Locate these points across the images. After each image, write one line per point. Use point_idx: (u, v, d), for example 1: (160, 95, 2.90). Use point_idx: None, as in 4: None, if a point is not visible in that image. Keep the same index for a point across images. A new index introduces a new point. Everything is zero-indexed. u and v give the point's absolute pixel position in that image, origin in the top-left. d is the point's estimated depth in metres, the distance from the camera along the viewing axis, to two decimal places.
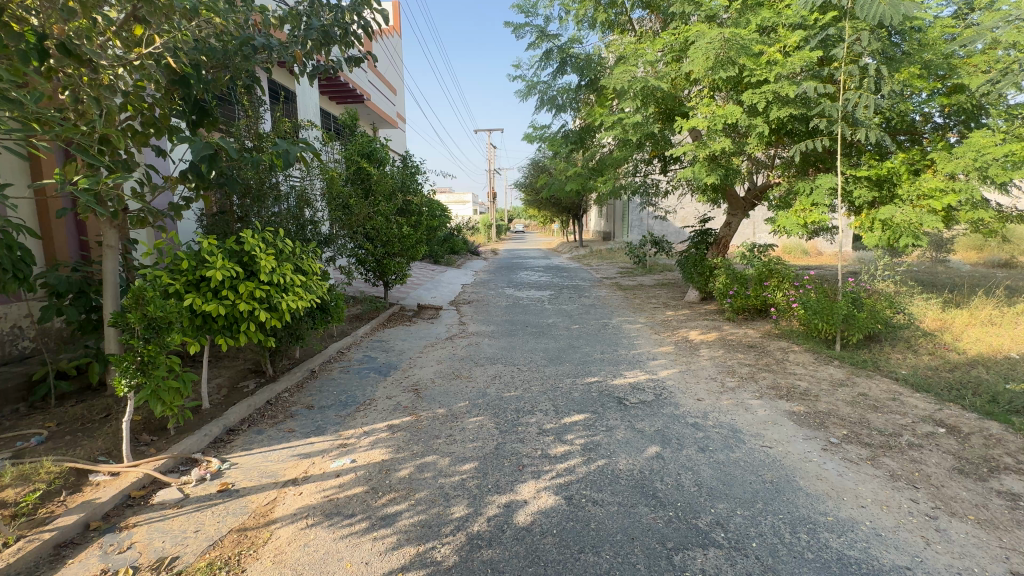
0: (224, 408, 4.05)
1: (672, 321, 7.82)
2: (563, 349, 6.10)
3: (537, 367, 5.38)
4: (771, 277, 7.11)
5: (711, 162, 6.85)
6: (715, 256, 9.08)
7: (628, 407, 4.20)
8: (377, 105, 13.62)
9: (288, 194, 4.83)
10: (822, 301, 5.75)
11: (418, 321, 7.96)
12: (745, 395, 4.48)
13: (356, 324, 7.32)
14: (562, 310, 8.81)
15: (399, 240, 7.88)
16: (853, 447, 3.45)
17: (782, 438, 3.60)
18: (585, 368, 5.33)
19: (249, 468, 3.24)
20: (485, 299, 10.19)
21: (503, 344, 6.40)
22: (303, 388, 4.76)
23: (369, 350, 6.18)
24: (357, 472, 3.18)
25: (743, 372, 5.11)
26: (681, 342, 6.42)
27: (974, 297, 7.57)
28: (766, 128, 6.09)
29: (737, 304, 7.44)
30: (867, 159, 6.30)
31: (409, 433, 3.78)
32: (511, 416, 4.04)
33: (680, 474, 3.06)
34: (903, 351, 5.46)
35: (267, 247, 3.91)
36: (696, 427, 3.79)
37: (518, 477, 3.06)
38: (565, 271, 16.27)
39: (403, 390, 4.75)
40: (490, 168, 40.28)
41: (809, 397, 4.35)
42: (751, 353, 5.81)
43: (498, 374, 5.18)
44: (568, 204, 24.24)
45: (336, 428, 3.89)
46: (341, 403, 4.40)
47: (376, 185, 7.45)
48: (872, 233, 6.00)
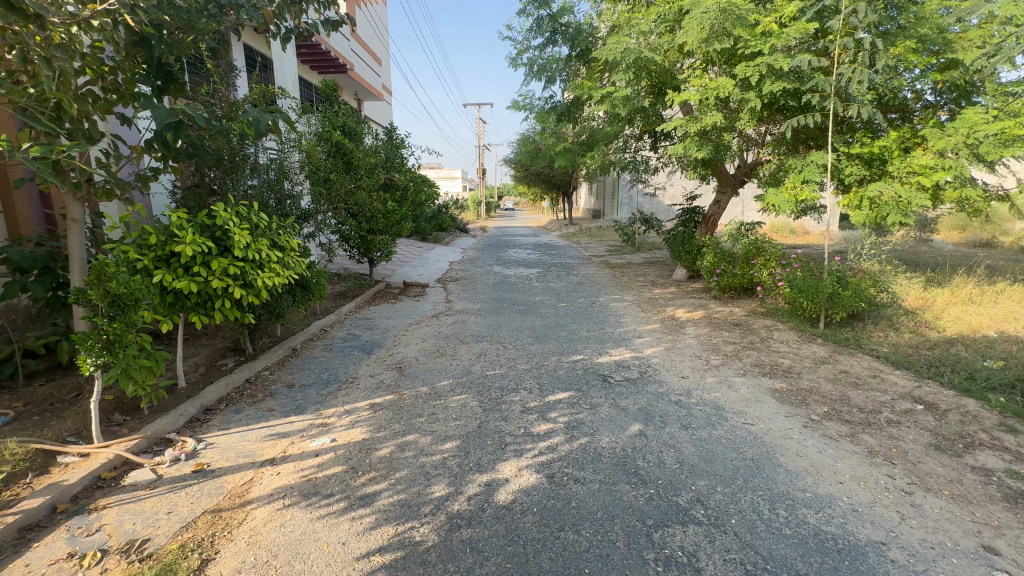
0: (201, 387, 3.96)
1: (659, 299, 7.82)
2: (549, 327, 6.06)
3: (523, 345, 5.34)
4: (759, 256, 7.12)
5: (702, 138, 6.74)
6: (703, 234, 9.07)
7: (612, 384, 4.20)
8: (361, 75, 13.21)
9: (266, 166, 4.65)
10: (808, 279, 5.77)
11: (403, 298, 7.87)
12: (729, 373, 4.50)
13: (340, 302, 7.21)
14: (550, 288, 8.76)
15: (384, 216, 7.74)
16: (833, 424, 3.47)
17: (764, 415, 3.62)
18: (570, 346, 5.30)
19: (225, 448, 3.17)
20: (473, 277, 10.09)
21: (489, 322, 6.34)
22: (283, 366, 4.66)
23: (353, 328, 6.08)
24: (337, 452, 3.13)
25: (728, 351, 5.13)
26: (668, 320, 6.44)
27: (956, 276, 7.64)
28: (758, 102, 5.97)
29: (724, 282, 7.45)
30: (859, 136, 6.25)
31: (392, 412, 3.74)
32: (495, 394, 4.01)
33: (662, 451, 3.06)
34: (885, 329, 5.51)
35: (241, 221, 3.75)
36: (680, 405, 3.79)
37: (500, 456, 3.04)
38: (554, 249, 16.21)
39: (386, 368, 4.70)
40: (480, 144, 39.63)
41: (792, 374, 4.39)
42: (736, 331, 5.83)
43: (483, 352, 5.15)
44: (558, 181, 24.02)
45: (316, 407, 3.83)
46: (323, 382, 4.33)
47: (357, 159, 7.24)
48: (860, 212, 6.00)
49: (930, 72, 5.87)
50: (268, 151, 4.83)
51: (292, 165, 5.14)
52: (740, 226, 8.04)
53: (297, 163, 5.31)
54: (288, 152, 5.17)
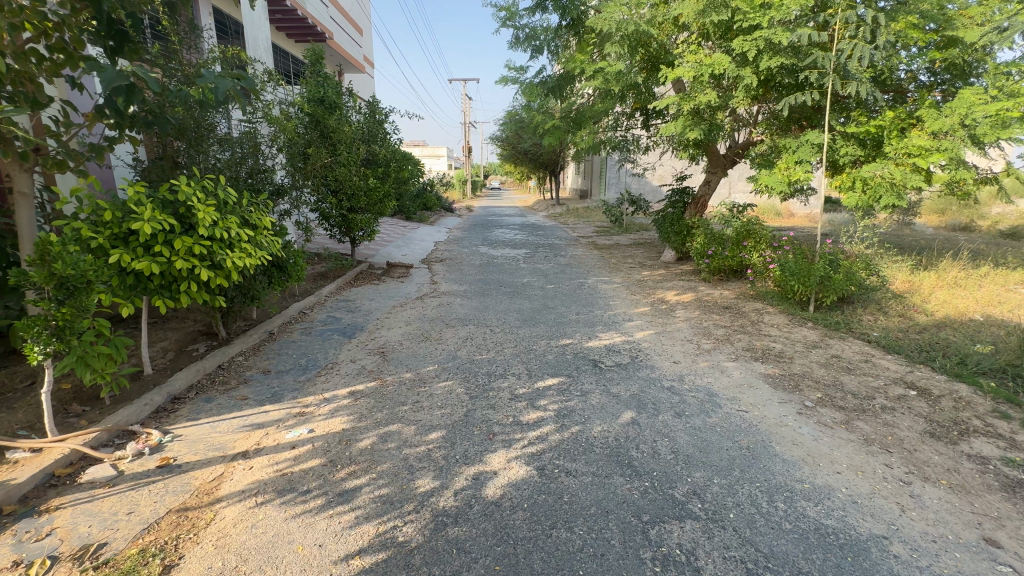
0: (169, 374, 3.73)
1: (648, 282, 7.70)
2: (537, 310, 5.90)
3: (511, 329, 5.18)
4: (749, 238, 7.06)
5: (695, 116, 6.54)
6: (693, 215, 8.95)
7: (603, 370, 4.07)
8: (341, 44, 12.62)
9: (237, 138, 4.35)
10: (800, 262, 5.68)
11: (387, 279, 7.62)
12: (721, 358, 4.40)
13: (320, 283, 6.94)
14: (537, 270, 8.59)
15: (366, 194, 7.43)
16: (827, 411, 3.41)
17: (757, 402, 3.54)
18: (559, 330, 5.16)
19: (193, 440, 2.97)
20: (460, 257, 9.85)
21: (475, 305, 6.16)
22: (259, 351, 4.44)
23: (334, 311, 5.84)
24: (315, 444, 2.95)
25: (719, 335, 5.03)
26: (657, 303, 6.33)
27: (942, 259, 7.68)
28: (754, 79, 5.78)
29: (714, 265, 7.36)
30: (856, 115, 6.12)
31: (374, 400, 3.56)
32: (482, 380, 3.86)
33: (656, 441, 2.95)
34: (874, 313, 5.48)
35: (207, 197, 3.47)
36: (673, 392, 3.68)
37: (488, 447, 2.89)
38: (541, 229, 15.98)
39: (368, 352, 4.51)
40: (466, 121, 38.80)
41: (784, 359, 4.32)
42: (726, 314, 5.75)
43: (470, 336, 4.98)
44: (545, 160, 23.64)
45: (293, 395, 3.63)
46: (301, 368, 4.12)
47: (336, 132, 6.91)
48: (854, 194, 5.90)
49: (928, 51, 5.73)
50: (237, 121, 4.50)
51: (266, 136, 4.82)
52: (731, 207, 7.93)
53: (271, 134, 4.99)
54: (260, 122, 4.83)
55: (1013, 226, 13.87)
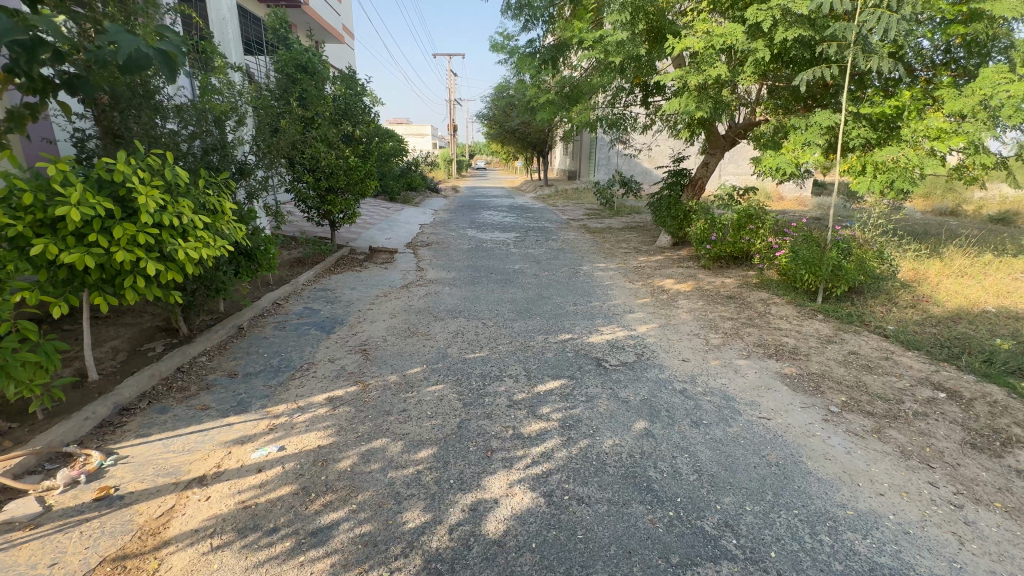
0: (118, 380, 3.26)
1: (646, 269, 7.35)
2: (531, 300, 5.51)
3: (504, 322, 4.79)
4: (753, 223, 6.86)
5: (700, 92, 6.10)
6: (690, 199, 8.63)
7: (608, 370, 3.72)
8: (317, 10, 11.77)
9: (196, 105, 3.85)
10: (811, 250, 5.35)
11: (369, 266, 7.12)
12: (732, 355, 4.09)
13: (297, 270, 6.43)
14: (529, 255, 8.17)
15: (345, 173, 6.90)
16: (855, 417, 3.11)
17: (779, 407, 3.23)
18: (557, 323, 4.79)
19: (141, 463, 2.54)
20: (447, 241, 9.37)
21: (465, 295, 5.74)
22: (225, 350, 3.97)
23: (311, 301, 5.37)
24: (285, 466, 2.55)
25: (727, 329, 4.71)
26: (658, 292, 6.00)
27: (944, 247, 7.47)
28: (767, 53, 5.37)
29: (715, 251, 7.03)
30: (872, 94, 5.76)
31: (354, 408, 3.16)
32: (476, 384, 3.48)
33: (675, 458, 2.62)
34: (885, 303, 5.22)
35: (153, 176, 2.94)
36: (686, 396, 3.35)
37: (485, 468, 2.53)
38: (530, 211, 15.47)
39: (348, 351, 4.07)
40: (451, 98, 37.69)
41: (799, 356, 4.02)
42: (731, 305, 5.45)
43: (460, 331, 4.57)
44: (533, 139, 23.03)
45: (262, 403, 3.19)
46: (272, 370, 3.68)
47: (314, 104, 6.43)
48: (864, 178, 5.58)
49: (934, 27, 5.50)
50: (192, 84, 3.99)
51: (229, 102, 4.32)
52: (733, 191, 7.58)
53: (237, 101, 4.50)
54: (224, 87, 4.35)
55: (1000, 211, 13.87)
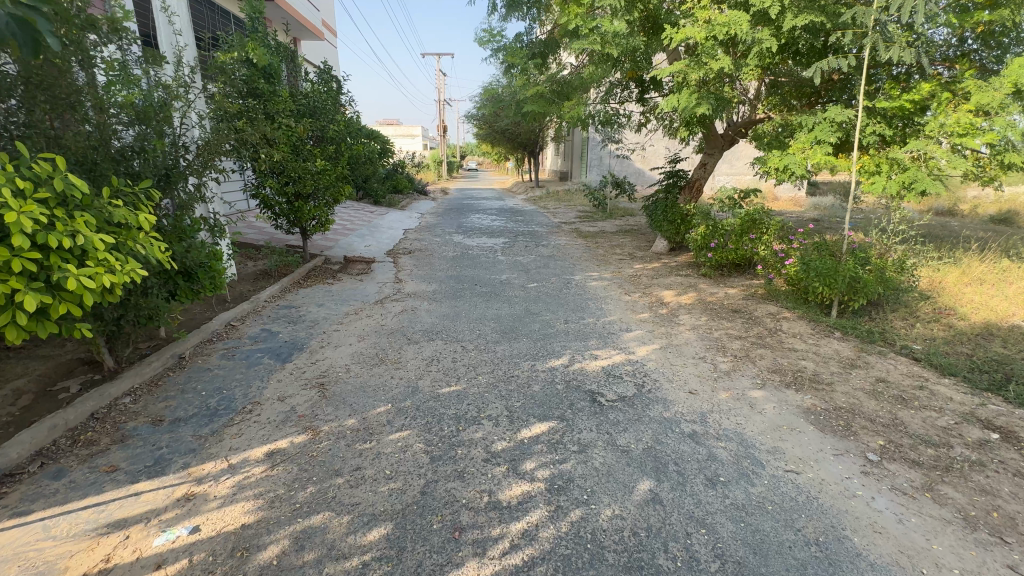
0: (11, 434, 2.68)
1: (642, 278, 6.84)
2: (518, 317, 4.97)
3: (486, 346, 4.24)
4: (756, 228, 6.39)
5: (701, 88, 5.60)
6: (688, 202, 8.15)
7: (603, 407, 3.19)
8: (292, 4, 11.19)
9: (123, 100, 3.31)
10: (825, 260, 4.87)
11: (342, 278, 6.54)
12: (745, 385, 3.57)
13: (260, 285, 5.84)
14: (516, 263, 7.64)
15: (314, 177, 6.34)
16: (899, 469, 2.60)
17: (807, 456, 2.71)
18: (545, 346, 4.25)
19: (6, 559, 1.97)
20: (430, 248, 8.82)
21: (444, 312, 5.19)
22: (157, 387, 3.40)
23: (271, 321, 4.80)
24: (193, 558, 1.99)
25: (736, 350, 4.21)
26: (657, 306, 5.49)
27: (958, 251, 7.03)
28: (774, 43, 4.90)
29: (716, 259, 6.57)
30: (887, 87, 5.29)
31: (297, 467, 2.59)
32: (448, 429, 2.93)
33: (691, 537, 2.08)
34: (907, 317, 4.74)
35: (35, 186, 2.34)
36: (696, 442, 2.82)
37: (451, 558, 1.98)
38: (521, 214, 14.95)
39: (303, 385, 3.50)
40: (440, 99, 37.14)
41: (822, 386, 3.51)
42: (738, 321, 4.94)
43: (435, 357, 4.01)
44: (524, 139, 22.53)
45: (185, 461, 2.63)
46: (208, 414, 3.10)
47: (275, 102, 5.90)
48: (879, 178, 5.14)
49: (950, 13, 4.95)
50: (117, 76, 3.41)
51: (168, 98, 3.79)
52: (734, 194, 7.11)
53: (177, 99, 3.99)
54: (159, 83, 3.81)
55: (997, 210, 13.61)
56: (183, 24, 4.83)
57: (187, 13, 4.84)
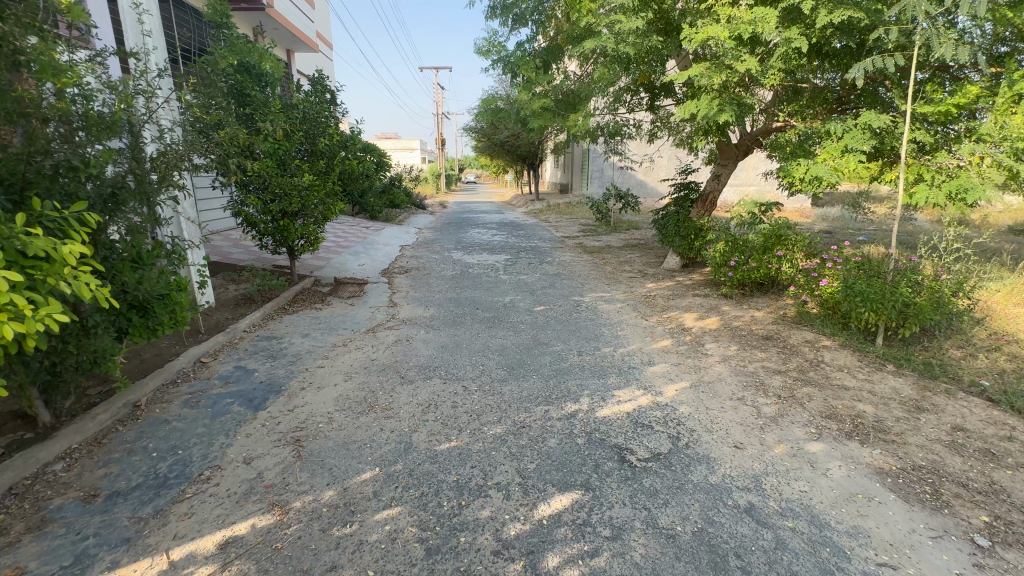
0: None
1: (658, 299, 6.31)
2: (526, 349, 4.42)
3: (490, 386, 3.69)
4: (782, 245, 5.91)
5: (723, 93, 5.15)
6: (701, 216, 7.66)
7: (636, 471, 2.63)
8: (285, 15, 10.89)
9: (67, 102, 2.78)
10: (869, 282, 4.36)
11: (332, 303, 6.00)
12: (799, 435, 3.02)
13: (240, 312, 5.29)
14: (521, 283, 7.11)
15: (301, 194, 5.85)
16: (1021, 560, 2.05)
17: (901, 541, 2.16)
18: (559, 386, 3.69)
19: None
20: (428, 267, 8.30)
21: (442, 342, 4.64)
22: (100, 447, 2.85)
23: (247, 357, 4.25)
24: None
25: (779, 389, 3.66)
26: (678, 333, 4.96)
27: (997, 266, 6.52)
28: (805, 42, 4.46)
29: (738, 278, 6.05)
30: (929, 89, 4.83)
31: (257, 565, 2.03)
32: (449, 505, 2.37)
33: None
34: (965, 346, 4.21)
35: None
36: (757, 521, 2.27)
37: None
38: (523, 228, 14.46)
39: (276, 442, 2.94)
40: (439, 113, 37.04)
41: (891, 437, 2.96)
42: (773, 350, 4.41)
43: (433, 401, 3.46)
44: (524, 152, 22.24)
45: (115, 557, 2.07)
46: (157, 484, 2.55)
47: (262, 113, 5.44)
48: (924, 188, 4.66)
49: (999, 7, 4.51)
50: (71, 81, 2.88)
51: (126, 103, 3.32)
52: (754, 207, 6.62)
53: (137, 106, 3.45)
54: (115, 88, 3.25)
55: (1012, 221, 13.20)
56: (152, 23, 4.36)
57: (158, 12, 4.38)
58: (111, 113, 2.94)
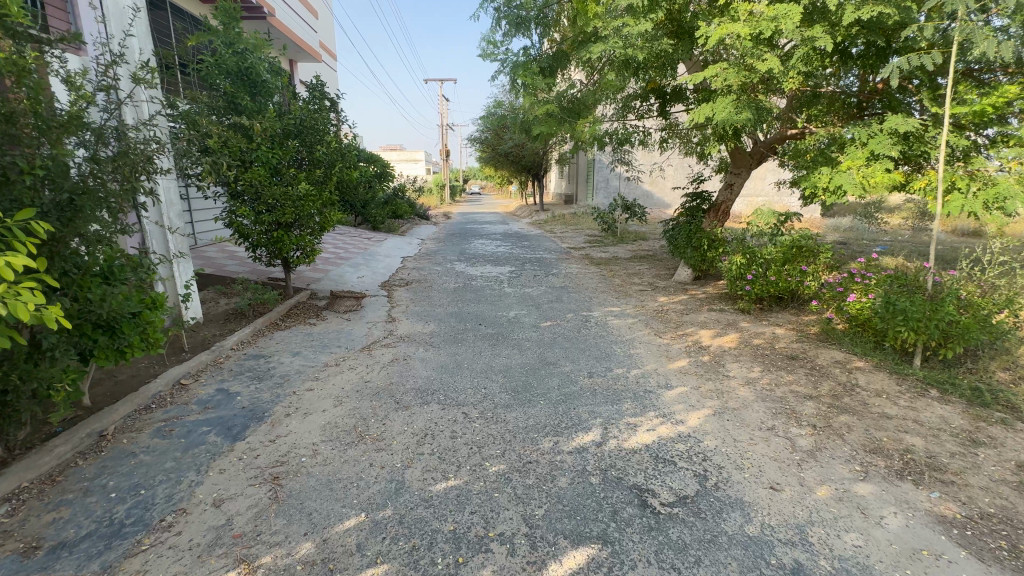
0: None
1: (671, 314, 5.97)
2: (532, 370, 4.09)
3: (493, 413, 3.35)
4: (804, 258, 5.64)
5: (741, 95, 4.86)
6: (714, 226, 7.35)
7: (660, 519, 2.28)
8: (287, 24, 10.77)
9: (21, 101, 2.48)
10: (906, 299, 4.01)
11: (327, 318, 5.70)
12: (843, 474, 2.67)
13: (229, 328, 5.00)
14: (526, 296, 6.80)
15: (295, 204, 5.58)
16: None
17: None
18: (569, 413, 3.35)
19: None
20: (430, 279, 8.02)
21: (442, 362, 4.31)
22: (56, 485, 2.54)
23: (231, 378, 3.94)
24: None
25: (814, 417, 3.30)
26: (695, 351, 4.61)
27: None
28: (829, 42, 4.18)
29: (756, 292, 5.71)
30: (963, 92, 4.51)
31: None
32: (444, 563, 2.03)
33: None
34: (1013, 368, 3.84)
35: None
36: None
37: None
38: (527, 239, 14.19)
39: (251, 480, 2.61)
40: (444, 124, 37.09)
41: (950, 478, 2.60)
42: (801, 372, 4.05)
43: (429, 430, 3.13)
44: (528, 162, 22.08)
45: None
46: (110, 533, 2.22)
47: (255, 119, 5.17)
48: (959, 196, 4.32)
49: None
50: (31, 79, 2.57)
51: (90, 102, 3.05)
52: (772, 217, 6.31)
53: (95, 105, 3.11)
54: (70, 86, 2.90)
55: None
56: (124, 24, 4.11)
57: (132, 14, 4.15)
58: (74, 112, 2.67)
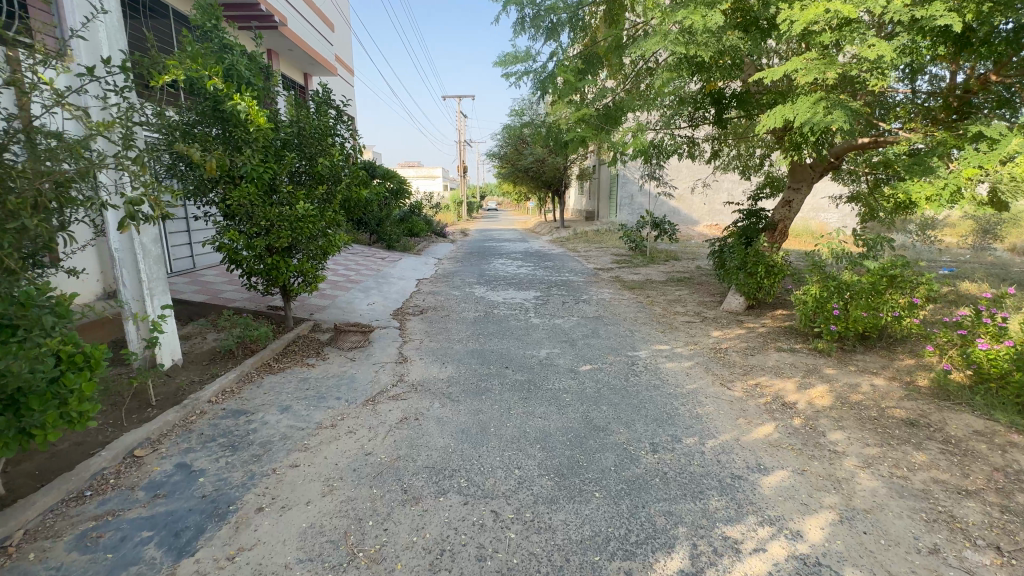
0: None
1: (733, 354, 5.01)
2: (578, 440, 3.18)
3: (534, 513, 2.46)
4: (897, 289, 4.66)
5: (829, 95, 4.00)
6: (772, 249, 6.40)
7: None
8: (299, 33, 10.21)
9: None
10: None
11: (328, 357, 4.88)
12: None
13: (210, 372, 4.21)
14: (556, 330, 5.90)
15: (292, 225, 4.83)
16: None
17: None
18: (639, 515, 2.44)
19: None
20: (447, 306, 7.19)
21: (463, 425, 3.43)
22: None
23: (199, 448, 3.11)
24: None
25: (992, 534, 2.31)
26: (780, 412, 3.65)
27: None
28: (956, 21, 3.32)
29: (842, 330, 4.75)
30: None
31: None
32: None
33: None
34: None
35: None
36: None
37: None
38: (550, 259, 13.31)
39: None
40: (462, 140, 36.83)
41: None
42: (935, 449, 3.07)
43: (447, 546, 2.24)
44: (548, 178, 21.35)
45: None
46: None
47: (246, 128, 4.44)
48: None
49: None
50: None
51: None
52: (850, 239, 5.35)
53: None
54: None
55: None
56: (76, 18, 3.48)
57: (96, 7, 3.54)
58: None
